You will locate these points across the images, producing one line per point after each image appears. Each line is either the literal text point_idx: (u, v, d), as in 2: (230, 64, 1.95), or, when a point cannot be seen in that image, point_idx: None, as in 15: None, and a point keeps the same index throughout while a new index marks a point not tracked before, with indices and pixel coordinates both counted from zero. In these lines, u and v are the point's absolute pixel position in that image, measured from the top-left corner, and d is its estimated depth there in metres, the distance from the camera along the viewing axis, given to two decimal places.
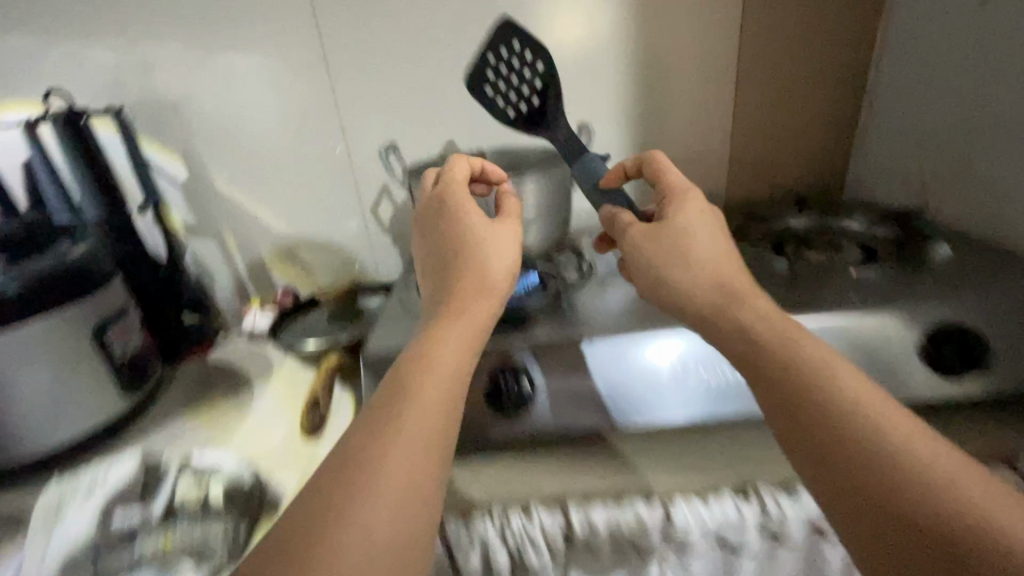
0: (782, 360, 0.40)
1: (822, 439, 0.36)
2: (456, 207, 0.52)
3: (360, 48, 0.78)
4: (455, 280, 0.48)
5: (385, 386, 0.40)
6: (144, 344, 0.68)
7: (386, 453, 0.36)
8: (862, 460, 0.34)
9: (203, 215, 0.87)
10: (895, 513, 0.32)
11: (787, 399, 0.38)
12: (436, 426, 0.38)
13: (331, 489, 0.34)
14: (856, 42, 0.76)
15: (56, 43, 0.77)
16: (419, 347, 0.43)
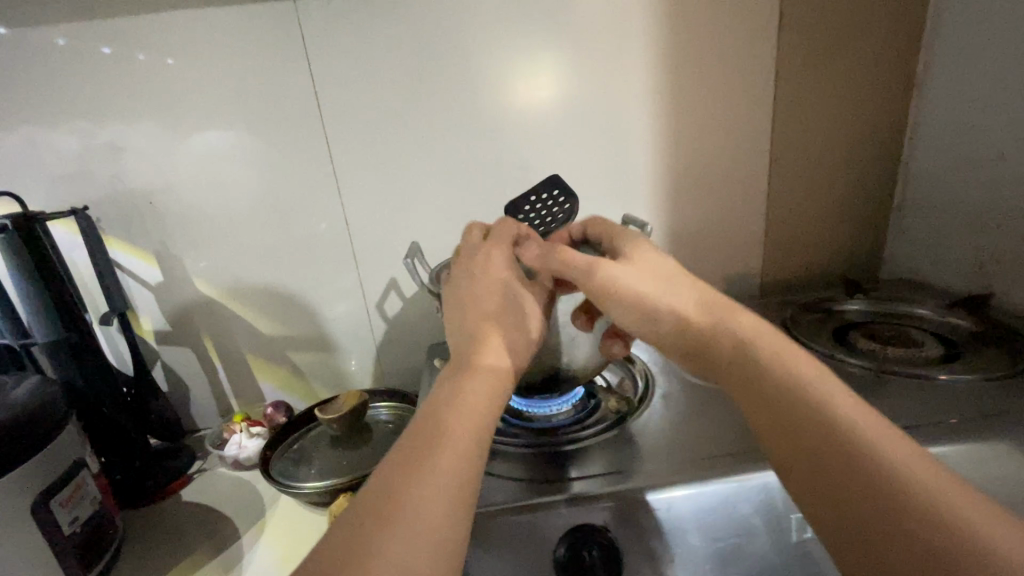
0: (767, 367, 0.40)
1: (800, 437, 0.36)
2: (495, 274, 0.49)
3: (366, 139, 0.73)
4: (489, 326, 0.46)
5: (414, 427, 0.37)
6: (97, 500, 0.55)
7: (420, 489, 0.33)
8: (838, 450, 0.34)
9: (180, 318, 0.78)
10: (865, 494, 0.32)
11: (774, 403, 0.39)
12: (468, 467, 0.35)
13: (354, 521, 0.31)
14: (885, 125, 0.75)
15: (19, 134, 0.69)
16: (448, 389, 0.40)
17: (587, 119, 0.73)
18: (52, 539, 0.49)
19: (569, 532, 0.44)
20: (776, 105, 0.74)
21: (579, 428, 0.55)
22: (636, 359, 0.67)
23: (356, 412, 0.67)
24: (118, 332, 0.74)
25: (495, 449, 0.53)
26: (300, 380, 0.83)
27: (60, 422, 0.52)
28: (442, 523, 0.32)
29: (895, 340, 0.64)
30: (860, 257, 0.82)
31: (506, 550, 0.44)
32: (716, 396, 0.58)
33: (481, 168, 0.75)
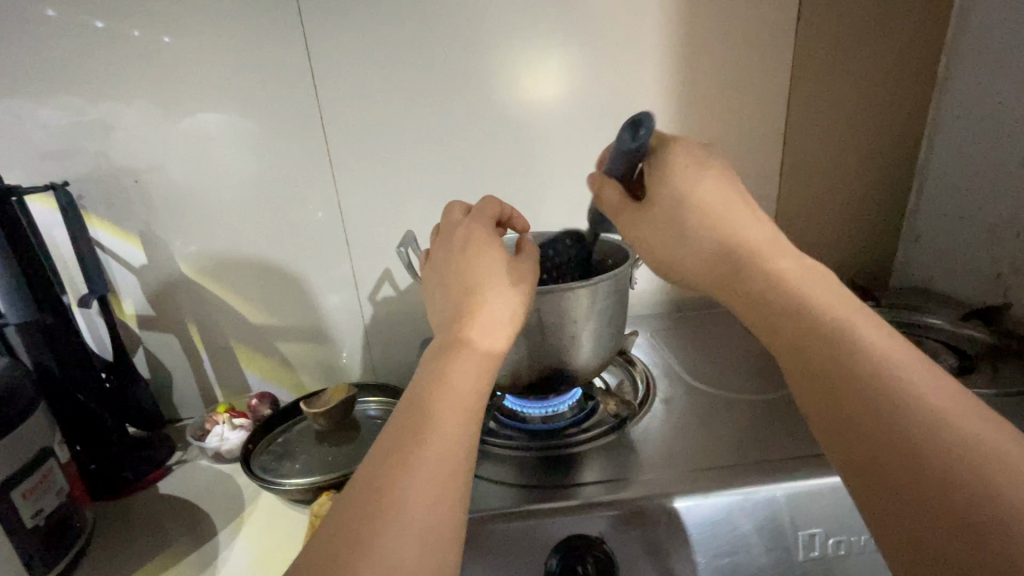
0: (800, 301, 0.34)
1: (828, 378, 0.31)
2: (476, 244, 0.42)
3: (364, 125, 0.70)
4: (472, 301, 0.39)
5: (401, 409, 0.35)
6: (65, 490, 0.52)
7: (402, 483, 0.30)
8: (867, 395, 0.29)
9: (165, 304, 0.75)
10: (893, 444, 0.27)
11: (801, 339, 0.32)
12: (457, 460, 0.32)
13: (337, 531, 0.29)
14: (902, 130, 0.73)
15: (1, 107, 0.66)
16: (434, 368, 0.36)
17: (593, 115, 0.71)
18: (14, 528, 0.47)
19: (561, 543, 0.41)
20: (790, 106, 0.71)
21: (576, 431, 0.53)
22: (637, 360, 0.64)
23: (343, 407, 0.64)
24: (98, 314, 0.72)
25: (488, 452, 0.51)
26: (289, 372, 0.80)
27: (29, 407, 0.49)
28: (427, 522, 0.30)
29: None
30: (868, 264, 0.80)
31: (495, 560, 0.41)
32: (719, 403, 0.55)
33: (483, 160, 0.72)
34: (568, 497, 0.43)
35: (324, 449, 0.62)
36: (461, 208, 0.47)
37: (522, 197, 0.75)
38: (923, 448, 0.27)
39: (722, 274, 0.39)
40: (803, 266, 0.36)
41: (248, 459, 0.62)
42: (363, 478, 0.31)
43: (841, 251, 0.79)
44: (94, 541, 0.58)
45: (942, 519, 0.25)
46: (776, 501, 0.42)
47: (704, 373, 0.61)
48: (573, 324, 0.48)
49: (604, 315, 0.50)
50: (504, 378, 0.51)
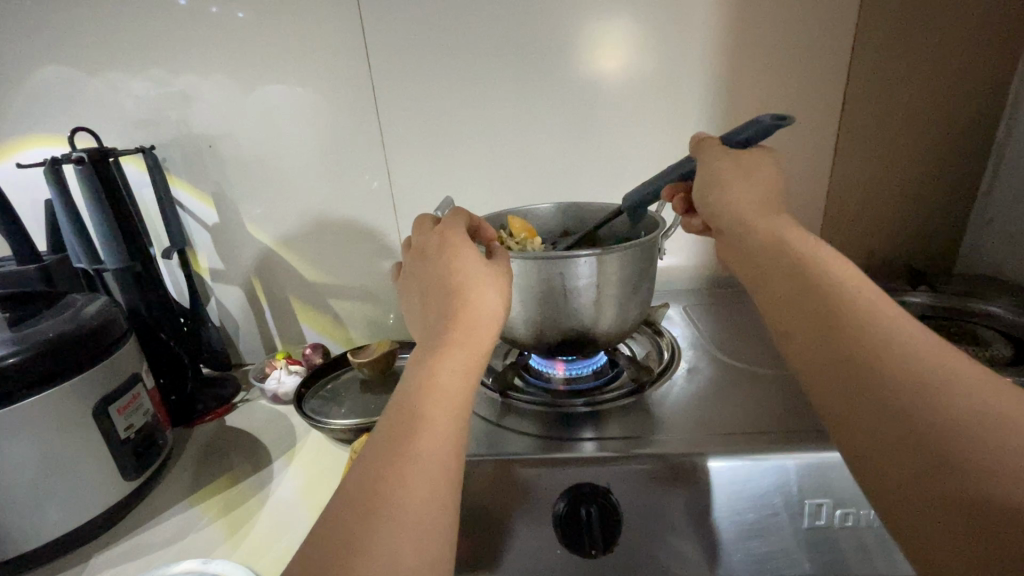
0: (827, 309, 0.35)
1: (861, 394, 0.32)
2: (453, 249, 0.44)
3: (413, 97, 0.73)
4: (455, 302, 0.41)
5: (391, 409, 0.37)
6: (150, 411, 0.61)
7: (399, 478, 0.33)
8: (904, 409, 0.30)
9: (234, 260, 0.83)
10: (927, 458, 0.29)
11: (837, 356, 0.33)
12: (446, 450, 0.35)
13: (352, 506, 0.32)
14: (976, 103, 0.68)
15: (101, 79, 0.75)
16: (422, 366, 0.38)
17: (639, 87, 0.70)
18: (110, 437, 0.55)
19: (569, 490, 0.45)
20: (851, 75, 0.67)
21: (598, 392, 0.55)
22: (664, 331, 0.65)
23: (385, 359, 0.70)
24: (177, 266, 0.81)
25: (511, 405, 0.55)
26: (339, 328, 0.87)
27: (121, 338, 0.58)
28: (426, 512, 0.33)
29: (957, 337, 0.58)
30: (931, 247, 0.75)
31: (509, 497, 0.45)
32: (745, 376, 0.56)
33: (525, 131, 0.74)
34: (583, 449, 0.46)
35: (367, 395, 0.68)
36: (428, 222, 0.49)
37: (563, 169, 0.76)
38: (954, 459, 0.28)
39: (763, 276, 0.40)
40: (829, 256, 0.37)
41: (300, 399, 0.69)
42: (360, 473, 0.34)
43: (899, 235, 0.74)
44: (172, 459, 0.67)
45: (973, 525, 0.27)
46: (783, 469, 0.43)
47: (733, 347, 0.61)
48: (596, 290, 0.50)
49: (626, 284, 0.51)
50: (527, 336, 0.53)
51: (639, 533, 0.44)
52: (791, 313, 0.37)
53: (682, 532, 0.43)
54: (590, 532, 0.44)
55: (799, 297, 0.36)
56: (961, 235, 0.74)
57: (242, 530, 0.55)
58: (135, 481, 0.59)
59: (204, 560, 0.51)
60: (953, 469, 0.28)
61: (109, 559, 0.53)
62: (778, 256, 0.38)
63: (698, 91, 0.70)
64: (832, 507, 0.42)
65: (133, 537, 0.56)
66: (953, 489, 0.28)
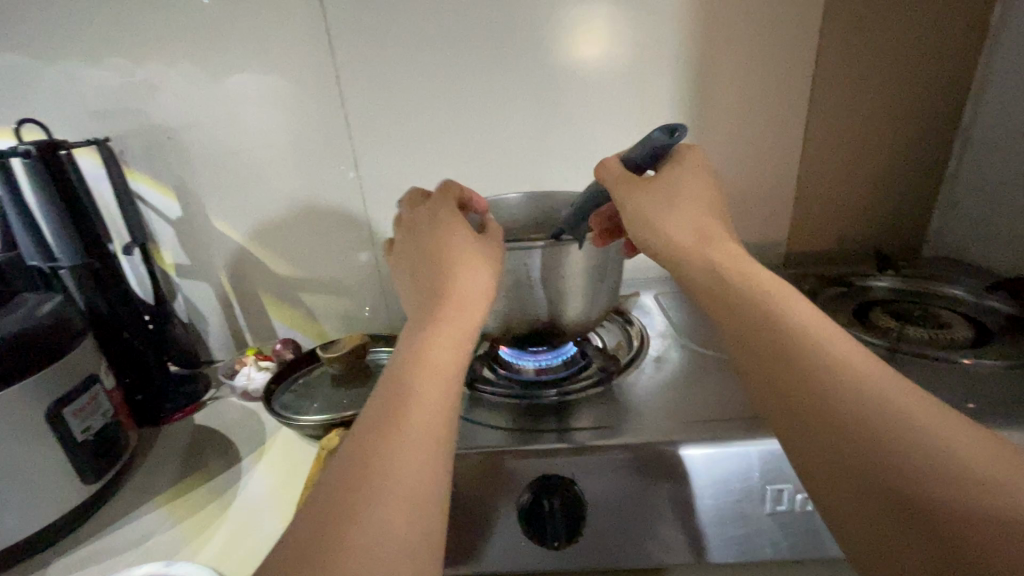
0: (769, 329, 0.37)
1: (803, 402, 0.34)
2: (444, 226, 0.44)
3: (379, 84, 0.71)
4: (449, 277, 0.41)
5: (383, 381, 0.37)
6: (110, 412, 0.59)
7: (389, 446, 0.33)
8: (843, 414, 0.32)
9: (199, 255, 0.81)
10: (865, 457, 0.31)
11: (786, 375, 0.35)
12: (440, 421, 0.35)
13: (336, 483, 0.32)
14: (943, 87, 0.68)
15: (54, 67, 0.71)
16: (416, 340, 0.38)
17: (612, 73, 0.69)
18: (68, 439, 0.54)
19: (535, 480, 0.44)
20: (820, 60, 0.67)
21: (568, 382, 0.55)
22: (635, 320, 0.65)
23: (356, 354, 0.69)
24: (140, 261, 0.79)
25: (479, 398, 0.54)
26: (312, 322, 0.86)
27: (77, 338, 0.56)
28: (417, 481, 0.32)
29: (919, 320, 0.59)
30: (899, 232, 0.76)
31: (475, 490, 0.45)
32: (712, 363, 0.56)
33: (494, 118, 0.72)
34: (552, 440, 0.46)
35: (339, 390, 0.67)
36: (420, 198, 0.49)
37: (536, 157, 0.74)
38: (891, 456, 0.30)
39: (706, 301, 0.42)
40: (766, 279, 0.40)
41: (269, 397, 0.67)
42: (355, 444, 0.33)
43: (869, 220, 0.75)
44: (138, 459, 0.65)
45: (912, 517, 0.29)
46: (743, 457, 0.43)
47: (702, 335, 0.62)
48: (563, 280, 0.50)
49: (597, 273, 0.51)
50: (495, 329, 0.53)
51: (603, 520, 0.44)
52: (737, 337, 0.39)
53: (645, 519, 0.44)
54: (554, 524, 0.43)
55: (739, 314, 0.39)
56: (929, 219, 0.75)
57: (211, 529, 0.54)
58: (97, 483, 0.57)
59: (166, 562, 0.50)
60: (892, 464, 0.30)
61: (70, 564, 0.52)
62: (715, 271, 0.41)
63: (669, 76, 0.69)
64: (789, 492, 0.43)
65: (95, 541, 0.55)
66: (891, 485, 0.30)
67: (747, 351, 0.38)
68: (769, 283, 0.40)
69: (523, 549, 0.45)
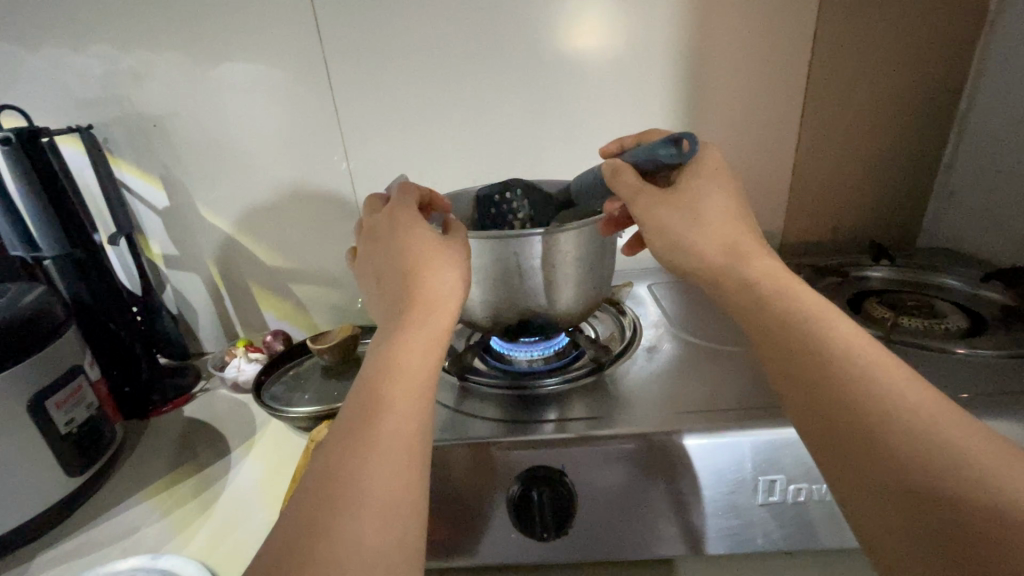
0: (794, 326, 0.37)
1: (812, 394, 0.35)
2: (405, 228, 0.42)
3: (368, 70, 0.69)
4: (412, 283, 0.40)
5: (353, 394, 0.36)
6: (95, 405, 0.58)
7: (358, 462, 0.32)
8: (851, 407, 0.33)
9: (188, 245, 0.80)
10: (872, 449, 0.32)
11: (803, 375, 0.35)
12: (412, 432, 0.34)
13: (305, 499, 0.31)
14: (940, 75, 0.67)
15: (36, 53, 0.70)
16: (383, 350, 0.37)
17: (605, 59, 0.68)
18: (52, 432, 0.53)
19: (526, 472, 0.44)
20: (816, 47, 0.66)
21: (560, 372, 0.55)
22: (629, 310, 0.65)
23: (347, 344, 0.69)
24: (127, 252, 0.77)
25: (470, 389, 0.54)
26: (303, 313, 0.85)
27: (59, 329, 0.55)
28: (388, 495, 0.31)
29: (915, 310, 0.58)
30: (895, 222, 0.75)
31: (465, 482, 0.44)
32: (707, 354, 0.55)
33: (486, 105, 0.71)
34: (545, 431, 0.45)
35: (329, 382, 0.66)
36: (379, 202, 0.48)
37: (531, 146, 0.73)
38: (896, 450, 0.31)
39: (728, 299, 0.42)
40: (794, 280, 0.40)
41: (258, 389, 0.66)
42: (323, 463, 0.33)
43: (865, 210, 0.74)
44: (126, 451, 0.65)
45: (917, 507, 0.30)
46: (735, 446, 0.42)
47: (697, 326, 0.61)
48: (553, 269, 0.49)
49: (588, 262, 0.50)
50: (485, 318, 0.52)
51: (596, 511, 0.44)
52: (761, 334, 0.39)
53: (637, 509, 0.44)
54: (543, 516, 0.43)
55: (754, 308, 0.40)
56: (926, 209, 0.74)
57: (196, 522, 0.53)
58: (83, 475, 0.57)
59: (153, 555, 0.49)
60: (898, 457, 0.31)
61: (57, 558, 0.52)
62: (726, 266, 0.42)
63: (663, 63, 0.68)
64: (780, 481, 0.42)
65: (82, 533, 0.54)
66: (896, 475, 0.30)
67: (769, 348, 0.38)
68: (783, 278, 0.40)
69: (515, 541, 0.45)
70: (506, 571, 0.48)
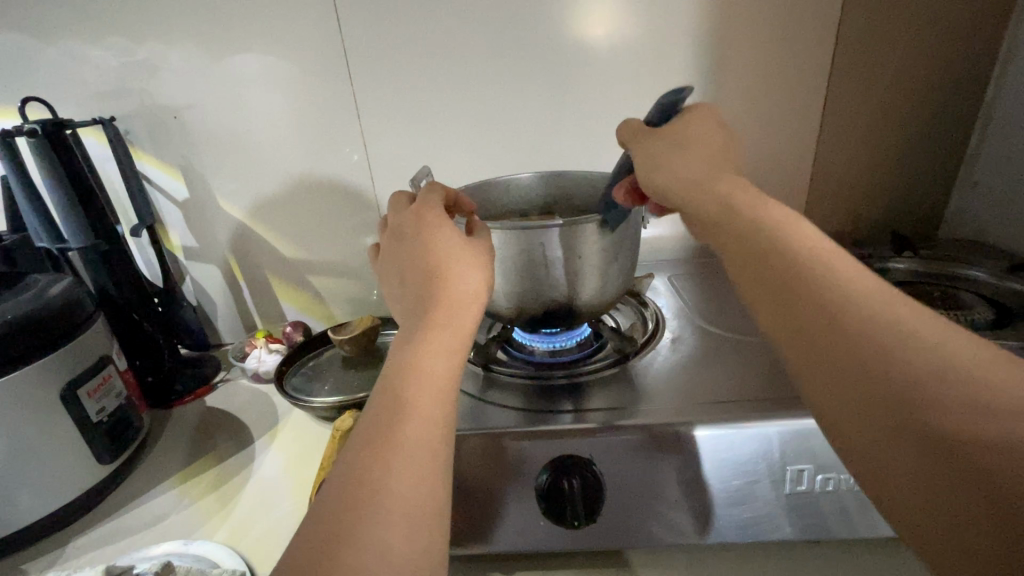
0: (829, 297, 0.33)
1: (845, 366, 0.31)
2: (431, 228, 0.42)
3: (387, 62, 0.69)
4: (437, 283, 0.40)
5: (377, 394, 0.36)
6: (123, 393, 0.59)
7: (383, 465, 0.32)
8: (885, 374, 0.30)
9: (207, 237, 0.80)
10: (912, 420, 0.29)
11: (839, 351, 0.31)
12: (435, 434, 0.34)
13: (336, 497, 0.31)
14: (966, 64, 0.66)
15: (56, 46, 0.70)
16: (406, 351, 0.37)
17: (625, 50, 0.67)
18: (83, 420, 0.54)
19: (551, 461, 0.44)
20: (839, 37, 0.65)
21: (582, 364, 0.55)
22: (648, 301, 0.65)
23: (367, 335, 0.69)
24: (148, 243, 0.78)
25: (493, 379, 0.54)
26: (320, 305, 0.85)
27: (89, 319, 0.56)
28: (414, 499, 0.32)
29: (939, 302, 0.58)
30: (915, 212, 0.75)
31: (492, 470, 0.45)
32: (728, 344, 0.55)
33: (505, 96, 0.71)
34: (567, 421, 0.46)
35: (351, 372, 0.67)
36: (402, 200, 0.47)
37: (547, 137, 0.73)
38: (949, 431, 0.28)
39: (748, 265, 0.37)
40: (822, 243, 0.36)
41: (280, 379, 0.67)
42: (347, 466, 0.33)
43: (885, 201, 0.74)
44: (152, 439, 0.66)
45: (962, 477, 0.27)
46: (762, 436, 0.43)
47: (718, 317, 0.61)
48: (578, 260, 0.49)
49: (611, 256, 0.51)
50: (509, 309, 0.52)
51: (622, 501, 0.44)
52: (785, 307, 0.34)
53: (663, 498, 0.44)
54: (572, 505, 0.43)
55: (768, 271, 0.35)
56: (948, 201, 0.74)
57: (225, 511, 0.54)
58: (112, 462, 0.58)
59: (184, 541, 0.50)
60: (945, 432, 0.28)
61: (89, 543, 0.53)
62: (748, 229, 0.37)
63: (684, 52, 0.67)
64: (808, 471, 0.42)
65: (113, 519, 0.55)
66: (941, 445, 0.28)
67: (797, 322, 0.34)
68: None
69: (541, 529, 0.45)
70: (531, 559, 0.48)
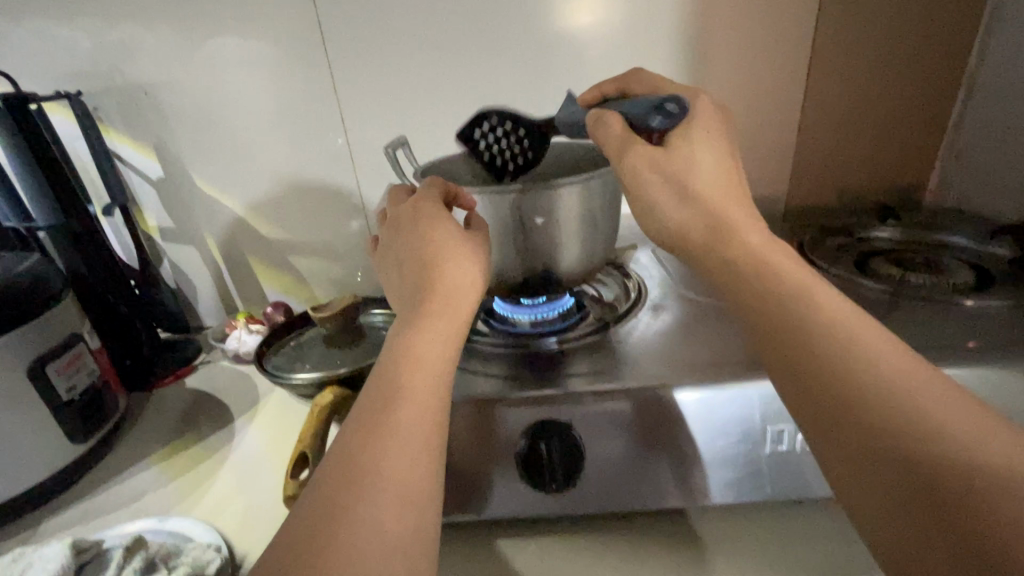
0: (798, 323, 0.34)
1: (826, 391, 0.32)
2: (429, 218, 0.41)
3: (363, 35, 0.67)
4: (433, 271, 0.39)
5: (372, 381, 0.35)
6: (97, 374, 0.58)
7: (375, 448, 0.31)
8: (891, 428, 0.29)
9: (183, 215, 0.79)
10: (897, 466, 0.28)
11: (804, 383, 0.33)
12: (430, 421, 0.33)
13: (334, 470, 0.31)
14: (953, 31, 0.65)
15: (19, 18, 0.67)
16: (401, 340, 0.36)
17: (607, 19, 0.66)
18: (52, 400, 0.52)
19: (531, 425, 0.44)
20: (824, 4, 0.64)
21: (567, 331, 0.54)
22: (633, 274, 0.64)
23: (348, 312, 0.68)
24: (123, 224, 0.76)
25: (474, 349, 0.53)
26: (303, 287, 0.84)
27: (56, 298, 0.54)
28: (407, 480, 0.31)
29: (920, 268, 0.58)
30: (899, 183, 0.74)
31: (472, 439, 0.44)
32: (712, 313, 0.55)
33: (486, 70, 0.69)
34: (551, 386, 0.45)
35: (331, 348, 0.66)
36: (402, 192, 0.47)
37: (530, 108, 0.71)
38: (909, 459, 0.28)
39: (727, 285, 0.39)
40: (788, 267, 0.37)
41: (260, 358, 0.66)
42: (342, 445, 0.32)
43: (870, 173, 0.73)
44: (129, 421, 0.64)
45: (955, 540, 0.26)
46: (743, 396, 0.42)
47: (702, 287, 0.60)
48: (558, 230, 0.48)
49: (592, 224, 0.50)
50: (490, 279, 0.52)
51: (604, 466, 0.44)
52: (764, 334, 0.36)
53: (647, 465, 0.43)
54: (551, 467, 0.43)
55: (756, 301, 0.36)
56: (931, 171, 0.73)
57: (206, 489, 0.53)
58: (85, 442, 0.56)
59: (161, 517, 0.49)
60: (917, 460, 0.28)
61: (63, 522, 0.52)
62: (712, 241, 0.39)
63: (668, 21, 0.65)
64: (789, 431, 0.42)
65: (88, 500, 0.54)
66: (932, 502, 0.27)
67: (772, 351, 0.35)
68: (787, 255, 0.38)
69: (521, 494, 0.45)
70: (514, 526, 0.48)
